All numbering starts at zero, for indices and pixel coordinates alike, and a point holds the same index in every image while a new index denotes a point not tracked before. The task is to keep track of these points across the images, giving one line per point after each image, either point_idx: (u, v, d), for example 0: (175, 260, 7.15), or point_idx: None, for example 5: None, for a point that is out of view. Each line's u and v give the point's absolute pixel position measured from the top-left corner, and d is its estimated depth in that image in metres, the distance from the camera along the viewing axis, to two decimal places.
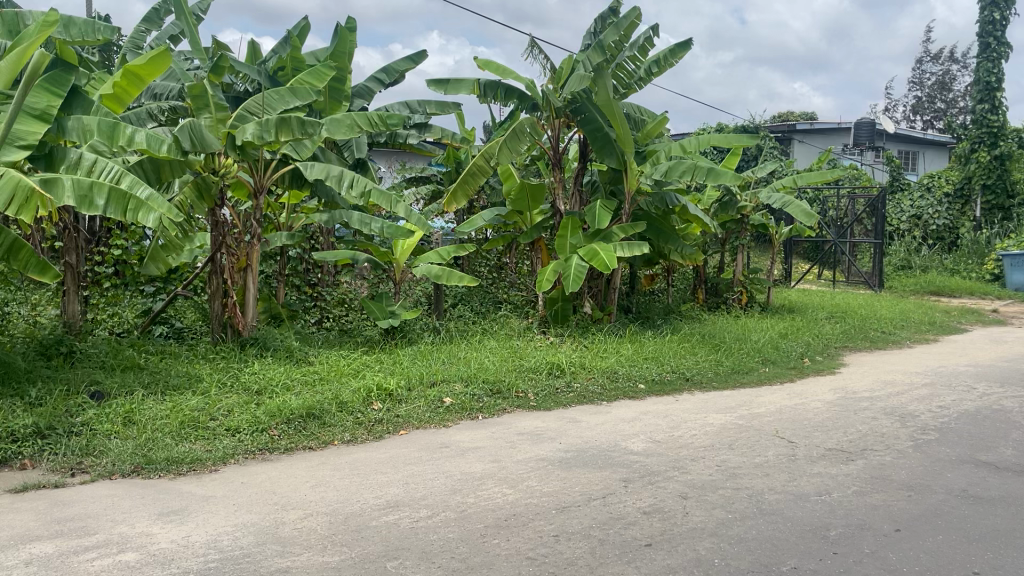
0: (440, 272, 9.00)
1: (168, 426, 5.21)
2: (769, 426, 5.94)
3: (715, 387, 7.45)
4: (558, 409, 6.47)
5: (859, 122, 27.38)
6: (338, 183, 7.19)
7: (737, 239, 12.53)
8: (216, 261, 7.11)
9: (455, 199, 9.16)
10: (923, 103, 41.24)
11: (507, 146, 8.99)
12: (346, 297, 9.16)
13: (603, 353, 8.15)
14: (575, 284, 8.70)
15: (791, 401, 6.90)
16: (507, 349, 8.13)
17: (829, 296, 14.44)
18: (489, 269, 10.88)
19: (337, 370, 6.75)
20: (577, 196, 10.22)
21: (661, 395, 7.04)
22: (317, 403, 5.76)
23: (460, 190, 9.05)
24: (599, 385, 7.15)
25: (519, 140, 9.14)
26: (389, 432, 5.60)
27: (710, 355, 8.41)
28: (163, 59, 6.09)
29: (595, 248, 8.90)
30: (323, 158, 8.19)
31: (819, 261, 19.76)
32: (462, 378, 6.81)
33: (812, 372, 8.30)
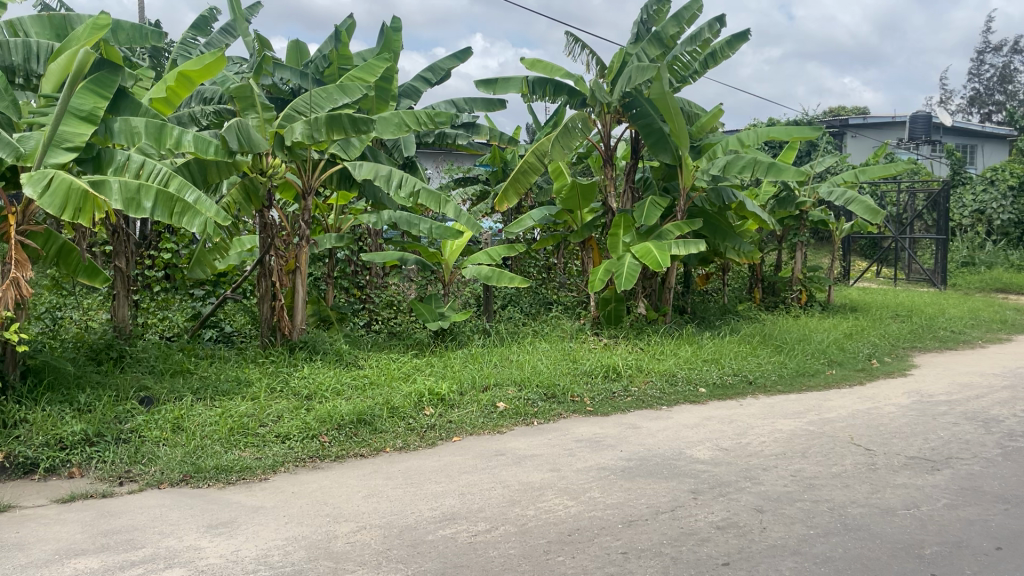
0: (490, 273, 8.80)
1: (217, 433, 5.07)
2: (843, 433, 5.60)
3: (780, 390, 7.11)
4: (616, 414, 6.21)
5: (916, 115, 26.52)
6: (387, 183, 7.01)
7: (795, 236, 12.11)
8: (264, 263, 6.97)
9: (505, 198, 8.89)
10: (982, 94, 39.91)
11: (561, 142, 8.72)
12: (394, 300, 9.01)
13: (661, 355, 7.85)
14: (629, 284, 8.38)
15: (863, 406, 6.53)
16: (560, 352, 7.89)
17: (892, 294, 13.90)
18: (538, 269, 10.58)
19: (388, 374, 6.55)
20: (629, 194, 9.92)
21: (724, 400, 6.73)
22: (368, 408, 5.56)
23: (511, 189, 8.79)
24: (658, 389, 6.86)
25: (571, 137, 8.89)
26: (443, 439, 5.40)
27: (773, 357, 8.05)
28: (218, 63, 6.17)
29: (650, 246, 8.60)
30: (373, 157, 8.06)
31: (878, 258, 19.14)
32: (516, 382, 6.57)
33: (882, 374, 7.89)
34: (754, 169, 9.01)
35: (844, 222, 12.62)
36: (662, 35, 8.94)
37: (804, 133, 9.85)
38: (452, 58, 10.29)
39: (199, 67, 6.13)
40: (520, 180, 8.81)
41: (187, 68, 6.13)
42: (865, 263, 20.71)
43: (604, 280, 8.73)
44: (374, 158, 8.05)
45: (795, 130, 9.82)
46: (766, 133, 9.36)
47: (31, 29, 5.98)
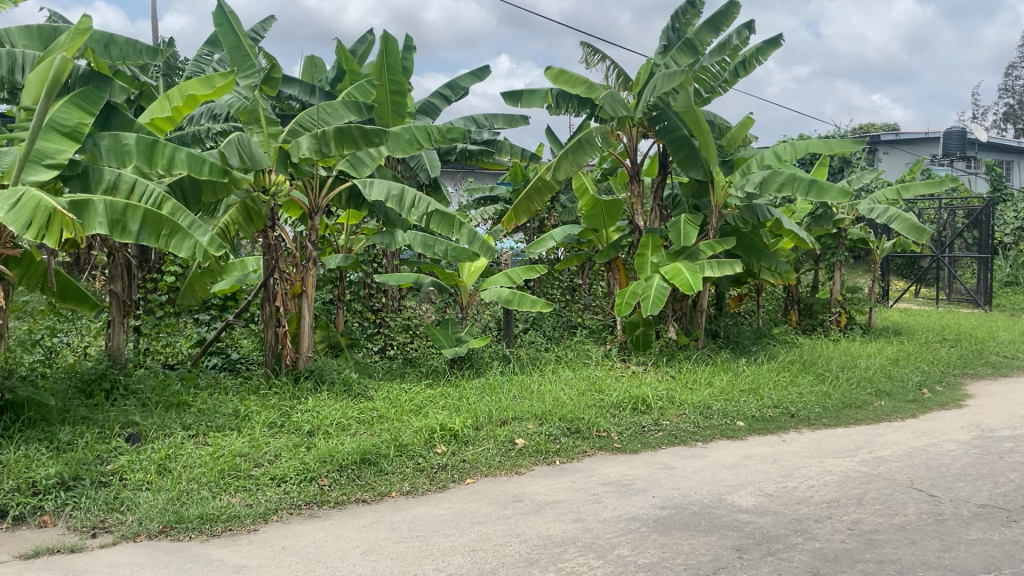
0: (511, 296, 8.31)
1: (205, 475, 4.60)
2: (901, 476, 5.02)
3: (826, 424, 6.53)
4: (646, 452, 5.67)
5: (951, 130, 25.76)
6: (399, 203, 6.57)
7: (833, 255, 11.50)
8: (268, 287, 6.48)
9: (515, 216, 8.56)
10: (1017, 109, 38.93)
11: (572, 159, 8.23)
12: (409, 322, 8.68)
13: (694, 384, 7.30)
14: (656, 307, 7.85)
15: (920, 442, 5.93)
16: (584, 380, 7.35)
17: (935, 316, 13.21)
18: (561, 291, 10.13)
19: (399, 408, 6.02)
20: (657, 212, 9.37)
21: (765, 435, 6.17)
22: (373, 446, 5.06)
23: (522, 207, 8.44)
24: (692, 423, 6.31)
25: (585, 152, 8.37)
26: (455, 481, 4.89)
27: (815, 386, 7.45)
28: (228, 84, 5.71)
29: (680, 267, 8.07)
30: (379, 173, 7.45)
31: (916, 278, 18.39)
32: (537, 415, 6.04)
33: (935, 405, 7.26)
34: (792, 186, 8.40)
35: (884, 241, 11.98)
36: (694, 43, 8.46)
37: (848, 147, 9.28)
38: (471, 75, 9.89)
39: (209, 90, 5.65)
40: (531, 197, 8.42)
41: (198, 92, 5.63)
42: (904, 283, 19.94)
43: (632, 302, 8.19)
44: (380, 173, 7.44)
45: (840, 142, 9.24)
46: (806, 147, 8.79)
47: (18, 42, 5.65)
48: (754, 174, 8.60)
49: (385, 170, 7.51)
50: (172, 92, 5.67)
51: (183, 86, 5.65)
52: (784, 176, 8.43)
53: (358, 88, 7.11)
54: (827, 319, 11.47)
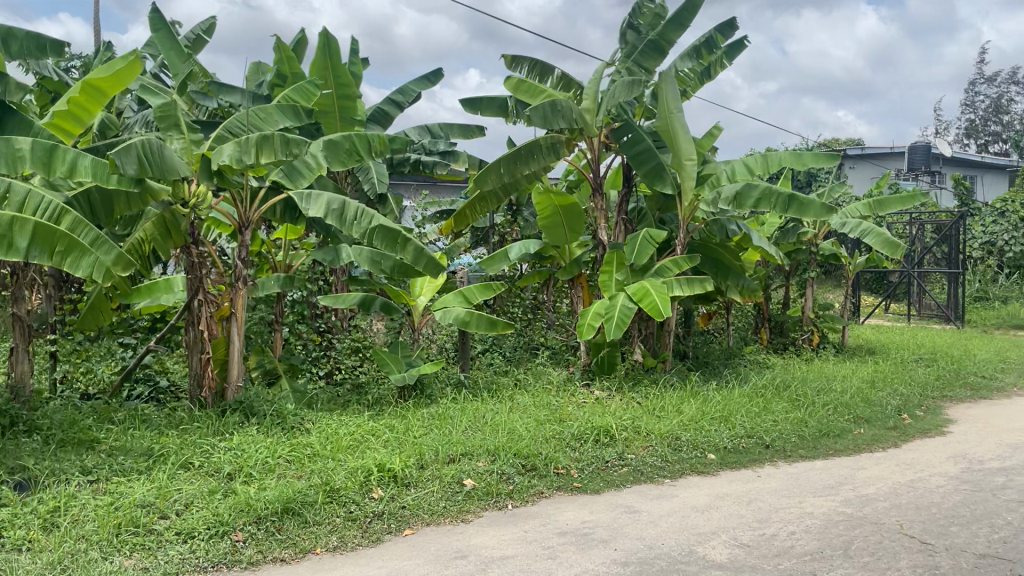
0: (469, 317, 7.73)
1: (97, 532, 3.98)
2: (890, 521, 4.52)
3: (803, 455, 6.04)
4: (609, 492, 5.12)
5: (915, 146, 25.76)
6: (339, 218, 6.00)
7: (805, 271, 11.09)
8: (191, 309, 5.84)
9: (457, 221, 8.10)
10: (977, 126, 39.32)
11: (514, 164, 7.69)
12: (358, 342, 8.06)
13: (663, 412, 6.77)
14: (618, 330, 7.33)
15: (906, 478, 5.43)
16: (544, 408, 6.79)
17: (909, 334, 12.85)
18: (523, 310, 9.50)
19: (336, 444, 5.43)
20: (622, 226, 8.88)
21: (739, 470, 5.65)
22: (299, 493, 4.45)
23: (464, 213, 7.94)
24: (659, 457, 5.78)
25: (527, 161, 7.85)
26: (391, 533, 4.30)
27: (790, 413, 6.96)
28: (132, 70, 5.03)
29: (648, 287, 7.57)
30: (318, 185, 6.89)
31: (886, 294, 18.13)
32: (489, 451, 5.47)
33: (917, 433, 6.80)
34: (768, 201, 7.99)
35: (856, 256, 11.60)
36: (660, 43, 8.02)
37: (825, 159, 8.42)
38: (423, 79, 9.35)
39: (108, 74, 5.00)
40: (474, 205, 7.94)
41: (95, 76, 4.99)
42: (873, 299, 19.69)
43: (595, 324, 7.66)
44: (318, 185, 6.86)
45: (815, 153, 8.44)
46: (777, 159, 8.42)
47: None
48: (727, 189, 8.15)
49: (326, 181, 6.92)
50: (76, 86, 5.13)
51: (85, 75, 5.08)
52: (758, 191, 8.02)
53: (297, 91, 6.55)
54: (799, 337, 11.05)
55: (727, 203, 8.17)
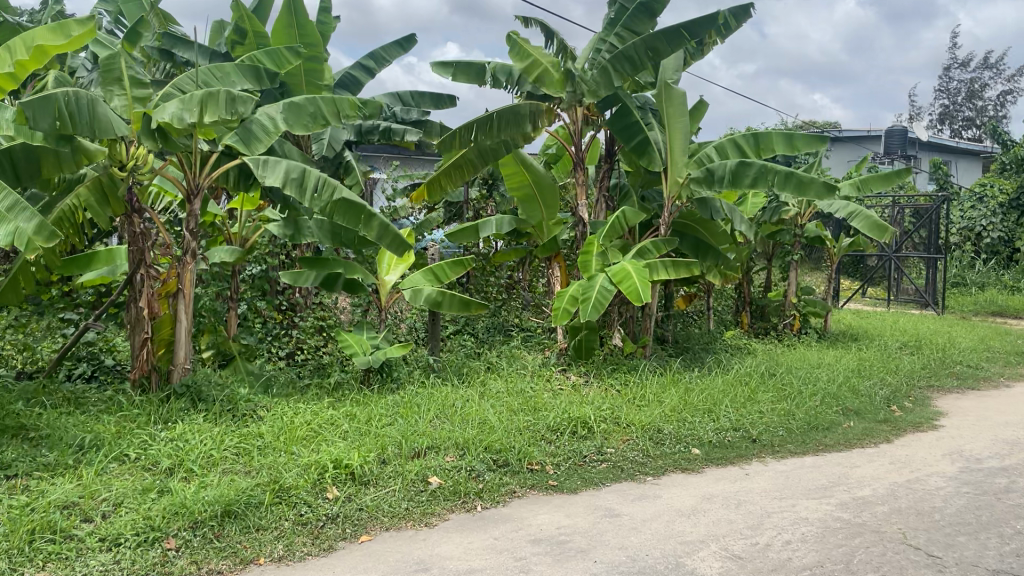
0: (441, 297, 7.26)
1: (6, 541, 3.48)
2: (892, 530, 4.16)
3: (791, 450, 5.68)
4: (588, 491, 4.71)
5: (892, 129, 25.54)
6: (298, 188, 5.48)
7: (789, 254, 10.73)
8: (133, 283, 5.31)
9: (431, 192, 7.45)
10: (952, 111, 39.31)
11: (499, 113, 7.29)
12: (321, 319, 7.71)
13: (643, 402, 6.37)
14: (595, 313, 6.91)
15: (903, 479, 5.08)
16: (517, 396, 6.37)
17: (890, 320, 12.57)
18: (499, 289, 9.14)
19: (289, 435, 4.98)
20: (604, 203, 8.41)
21: (725, 467, 5.27)
22: (241, 495, 3.99)
23: (439, 181, 7.50)
24: (639, 451, 5.39)
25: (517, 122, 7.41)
26: (345, 539, 3.85)
27: (776, 404, 6.60)
28: (87, 36, 4.76)
29: (631, 270, 7.13)
30: (278, 150, 6.37)
31: (864, 279, 17.90)
32: (457, 444, 5.04)
33: (908, 427, 6.46)
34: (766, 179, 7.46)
35: (841, 239, 11.26)
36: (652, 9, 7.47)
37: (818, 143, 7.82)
38: (397, 47, 8.81)
39: (62, 40, 4.67)
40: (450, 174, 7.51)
41: (49, 42, 4.64)
42: (850, 283, 19.48)
43: (573, 307, 7.22)
44: (279, 150, 6.36)
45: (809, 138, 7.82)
46: (769, 143, 7.89)
47: None
48: (722, 167, 7.58)
49: (288, 146, 6.43)
50: (15, 43, 4.63)
51: (28, 35, 4.64)
52: (755, 168, 7.47)
53: (267, 54, 6.03)
54: (780, 322, 10.71)
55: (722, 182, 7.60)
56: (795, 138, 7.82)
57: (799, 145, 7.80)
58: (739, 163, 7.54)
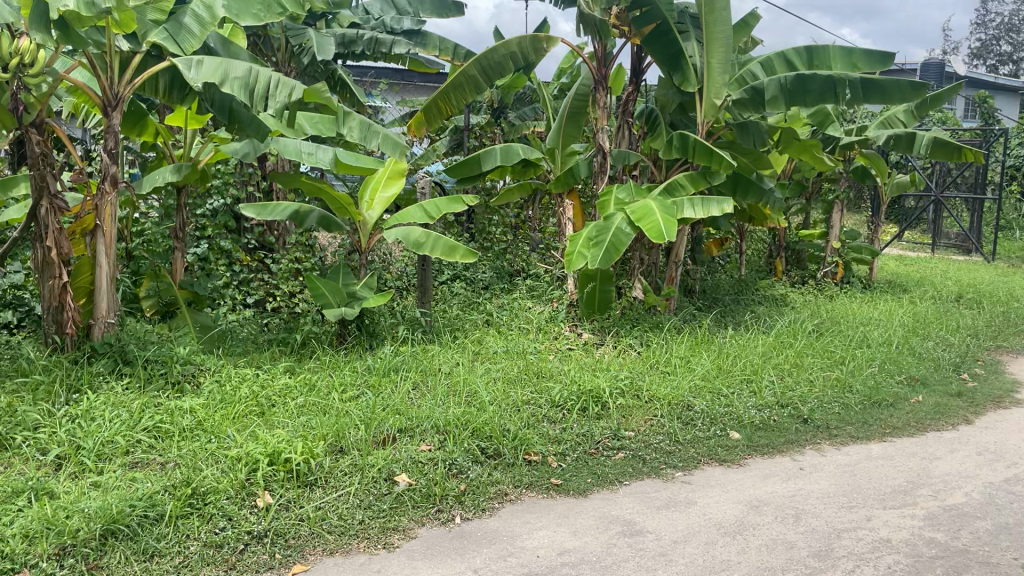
0: (422, 237, 6.06)
1: None
2: (1006, 561, 3.10)
3: (852, 433, 4.62)
4: (600, 492, 3.67)
5: (929, 63, 23.80)
6: (246, 90, 4.52)
7: (832, 193, 9.52)
8: (37, 215, 4.31)
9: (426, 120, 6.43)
10: (988, 46, 37.11)
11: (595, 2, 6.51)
12: (297, 263, 6.80)
13: (669, 370, 5.31)
14: (611, 261, 5.81)
15: (1001, 479, 4.01)
16: (518, 361, 5.32)
17: (939, 268, 11.36)
18: (502, 229, 8.14)
19: (225, 414, 3.95)
20: (626, 132, 7.15)
21: (773, 458, 4.21)
22: (133, 507, 2.97)
23: (436, 106, 6.38)
24: (666, 436, 4.35)
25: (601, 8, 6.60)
26: (270, 570, 2.82)
27: (828, 372, 5.52)
28: None
29: (652, 207, 5.98)
30: (221, 51, 4.94)
31: (900, 223, 16.58)
32: (436, 428, 4.00)
33: (988, 402, 5.36)
34: (834, 91, 6.52)
35: (892, 177, 10.01)
36: None
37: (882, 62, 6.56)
38: None
39: None
40: (451, 96, 6.39)
41: None
42: (884, 228, 18.15)
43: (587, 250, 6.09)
44: (224, 53, 4.92)
45: (872, 55, 6.56)
46: (825, 60, 6.74)
47: None
48: (777, 90, 6.55)
49: (235, 48, 4.99)
50: None
51: None
52: (822, 81, 6.49)
53: None
54: (819, 271, 9.63)
55: (779, 102, 6.61)
56: (854, 55, 6.59)
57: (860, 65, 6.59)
58: (798, 78, 6.53)
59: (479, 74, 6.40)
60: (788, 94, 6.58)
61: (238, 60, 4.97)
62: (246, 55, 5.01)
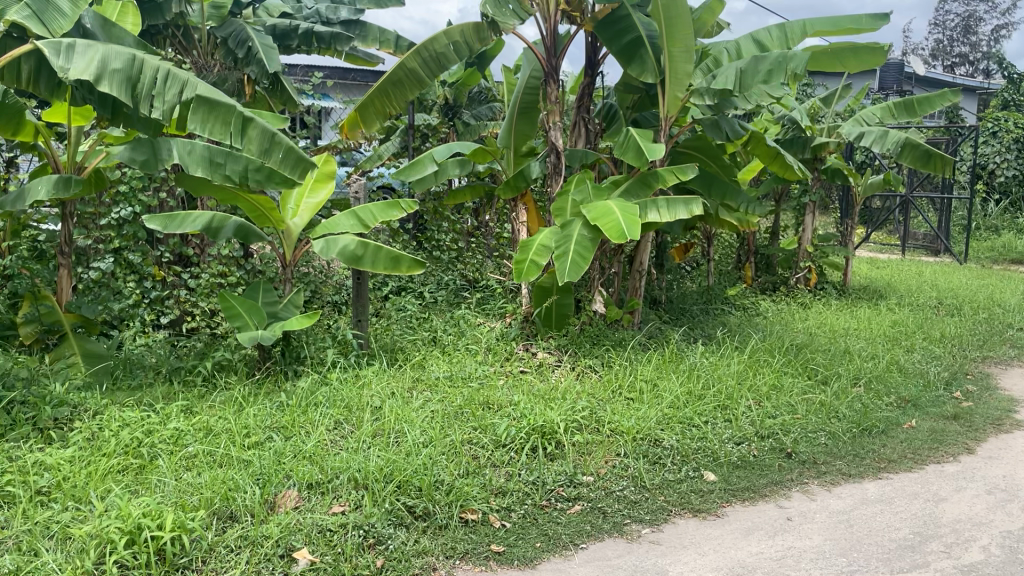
0: (354, 247, 5.30)
1: None
2: None
3: (842, 470, 4.01)
4: (549, 561, 3.01)
5: (889, 63, 23.55)
6: (128, 85, 3.80)
7: (804, 194, 8.99)
8: None
9: (363, 120, 5.59)
10: (945, 46, 37.25)
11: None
12: (220, 277, 6.07)
13: (633, 397, 4.67)
14: (571, 275, 5.11)
15: (1020, 527, 3.42)
16: (460, 390, 4.65)
17: (913, 271, 10.90)
18: (451, 237, 7.44)
19: (90, 473, 3.23)
20: (582, 129, 6.52)
21: (756, 506, 3.59)
22: None
23: (373, 105, 5.57)
24: (630, 481, 3.70)
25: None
26: None
27: (809, 394, 4.93)
28: None
29: (610, 208, 5.33)
30: (99, 34, 4.28)
31: (868, 225, 16.18)
32: (352, 483, 3.31)
33: (988, 426, 4.79)
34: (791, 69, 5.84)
35: (866, 177, 9.52)
36: None
37: (870, 26, 6.00)
38: None
39: None
40: (389, 94, 5.57)
41: None
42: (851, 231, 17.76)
43: (542, 260, 5.45)
44: (102, 36, 4.27)
45: (858, 20, 6.00)
46: (800, 31, 6.14)
47: None
48: (728, 68, 5.93)
49: (117, 31, 4.34)
50: None
51: None
52: (774, 61, 5.87)
53: None
54: (792, 276, 9.10)
55: (732, 84, 5.94)
56: (837, 21, 6.04)
57: (844, 27, 5.98)
58: (751, 61, 5.93)
59: (420, 67, 5.60)
60: (744, 78, 5.92)
61: (120, 43, 4.32)
62: (130, 37, 4.35)
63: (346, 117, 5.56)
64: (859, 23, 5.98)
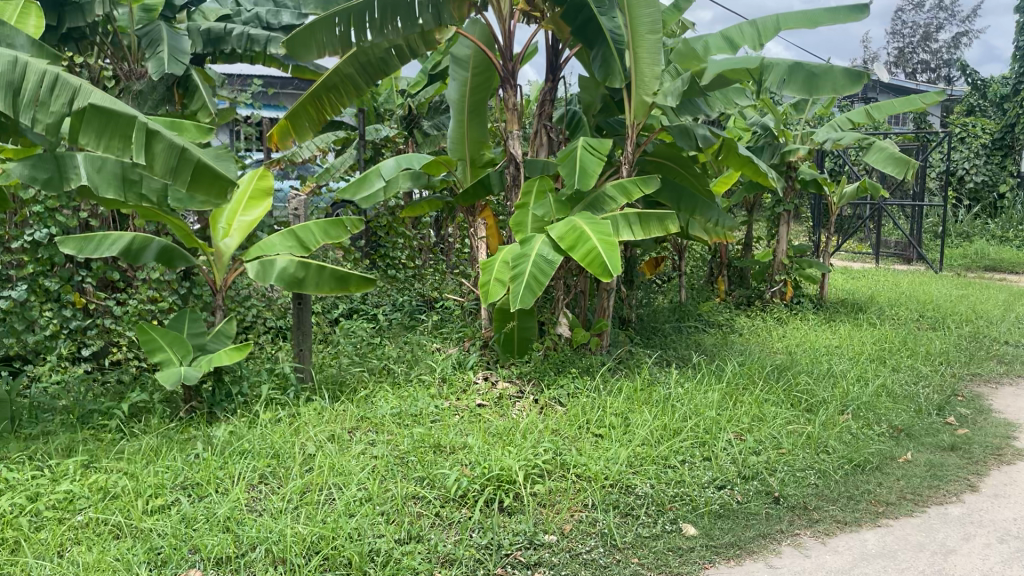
0: (291, 271, 4.76)
1: None
2: None
3: (837, 517, 3.56)
4: None
5: None
6: (8, 92, 3.30)
7: (777, 203, 8.61)
8: None
9: (295, 127, 5.07)
10: (907, 54, 37.47)
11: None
12: (150, 304, 5.50)
13: (602, 435, 4.19)
14: (532, 298, 4.67)
15: None
16: (405, 431, 4.14)
17: (889, 281, 10.58)
18: (408, 254, 6.93)
19: None
20: (544, 138, 6.05)
21: (743, 567, 3.12)
22: None
23: (305, 110, 5.04)
24: (598, 540, 3.22)
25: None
26: None
27: (793, 427, 4.48)
28: None
29: (577, 230, 4.87)
30: None
31: (839, 235, 15.88)
32: (268, 558, 2.79)
33: (988, 458, 4.37)
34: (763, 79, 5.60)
35: (841, 185, 9.17)
36: None
37: (849, 19, 5.61)
38: None
39: None
40: (323, 99, 5.08)
41: None
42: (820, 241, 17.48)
43: (504, 281, 4.95)
44: None
45: (837, 14, 5.61)
46: (775, 26, 5.74)
47: None
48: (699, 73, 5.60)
49: (5, 31, 3.84)
50: None
51: None
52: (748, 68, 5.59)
53: None
54: (767, 290, 8.71)
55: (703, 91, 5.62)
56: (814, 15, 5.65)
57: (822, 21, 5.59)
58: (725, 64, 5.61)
59: (357, 72, 5.10)
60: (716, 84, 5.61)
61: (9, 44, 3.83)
62: (22, 37, 3.88)
63: (274, 125, 5.02)
64: (837, 17, 5.60)
